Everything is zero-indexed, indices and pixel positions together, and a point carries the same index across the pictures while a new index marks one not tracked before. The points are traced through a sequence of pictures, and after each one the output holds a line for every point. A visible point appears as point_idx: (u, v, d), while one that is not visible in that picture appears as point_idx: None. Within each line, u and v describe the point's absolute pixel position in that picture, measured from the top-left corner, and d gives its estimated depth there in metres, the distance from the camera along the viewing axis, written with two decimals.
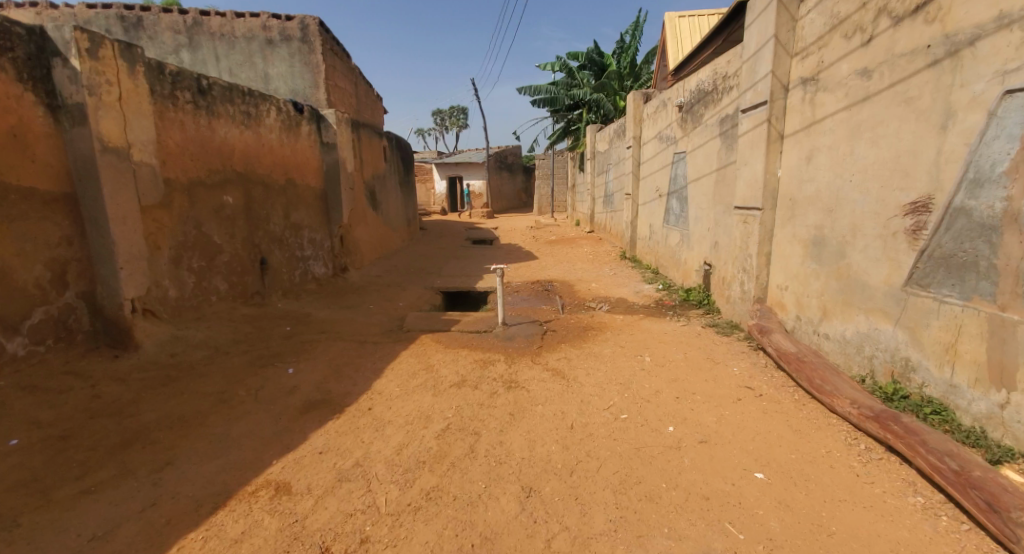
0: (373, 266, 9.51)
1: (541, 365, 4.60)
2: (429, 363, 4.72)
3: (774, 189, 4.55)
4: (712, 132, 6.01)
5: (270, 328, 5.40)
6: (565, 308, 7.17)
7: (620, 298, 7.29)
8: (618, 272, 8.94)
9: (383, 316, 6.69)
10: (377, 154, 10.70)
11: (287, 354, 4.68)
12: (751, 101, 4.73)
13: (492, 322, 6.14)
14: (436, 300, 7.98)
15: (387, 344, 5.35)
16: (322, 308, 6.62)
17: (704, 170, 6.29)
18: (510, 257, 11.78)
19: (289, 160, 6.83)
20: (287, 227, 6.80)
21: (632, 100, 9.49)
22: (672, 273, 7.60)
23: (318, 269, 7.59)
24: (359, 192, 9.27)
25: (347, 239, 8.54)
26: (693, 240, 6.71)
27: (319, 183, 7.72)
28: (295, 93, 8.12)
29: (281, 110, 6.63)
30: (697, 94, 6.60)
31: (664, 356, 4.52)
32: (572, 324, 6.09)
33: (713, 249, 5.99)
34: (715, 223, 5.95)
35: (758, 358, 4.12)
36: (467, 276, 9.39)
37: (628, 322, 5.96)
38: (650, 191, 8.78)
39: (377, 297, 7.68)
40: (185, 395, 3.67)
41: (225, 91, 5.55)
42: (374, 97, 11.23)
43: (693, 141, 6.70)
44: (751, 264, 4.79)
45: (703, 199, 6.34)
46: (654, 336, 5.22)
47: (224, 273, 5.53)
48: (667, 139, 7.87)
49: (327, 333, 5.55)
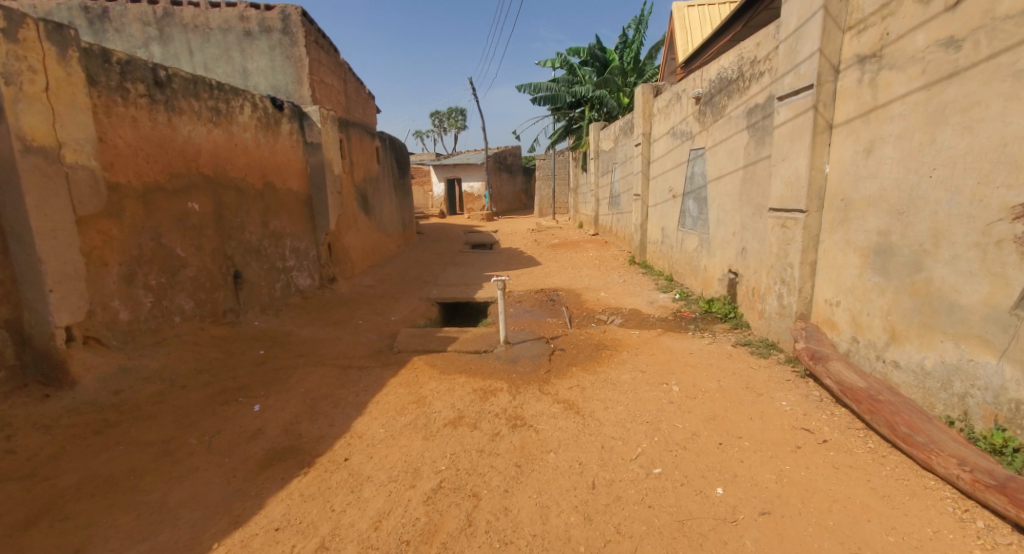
0: (365, 275, 8.86)
1: (551, 395, 3.95)
2: (422, 394, 4.06)
3: (822, 187, 3.91)
4: (737, 125, 5.38)
5: (242, 352, 4.75)
6: (572, 321, 6.52)
7: (633, 310, 6.64)
8: (629, 279, 8.28)
9: (374, 333, 6.03)
10: (369, 156, 10.07)
11: (256, 386, 4.02)
12: (791, 86, 4.12)
13: (494, 340, 5.48)
14: (432, 313, 7.32)
15: (376, 369, 4.70)
16: (305, 326, 5.97)
17: (728, 168, 5.66)
18: (512, 262, 11.13)
19: (268, 162, 6.19)
20: (266, 235, 6.15)
21: (641, 93, 8.82)
22: (689, 281, 6.95)
23: (302, 280, 6.95)
24: (349, 196, 8.65)
25: (335, 248, 7.90)
26: (714, 245, 6.07)
27: (304, 187, 7.08)
28: (277, 90, 7.50)
29: (258, 106, 6.00)
30: (716, 83, 5.97)
31: (694, 385, 3.87)
32: (582, 342, 5.43)
33: (740, 256, 5.34)
34: (743, 227, 5.30)
35: (812, 390, 3.46)
36: (466, 285, 8.74)
37: (645, 339, 5.30)
38: (663, 191, 8.12)
39: (367, 311, 7.02)
40: (121, 446, 3.06)
41: (189, 85, 4.92)
42: (365, 96, 10.63)
43: (713, 136, 6.05)
44: (791, 274, 4.15)
45: (726, 199, 5.70)
46: (678, 358, 4.56)
47: (190, 290, 4.88)
48: (681, 134, 7.21)
49: (307, 357, 4.89)
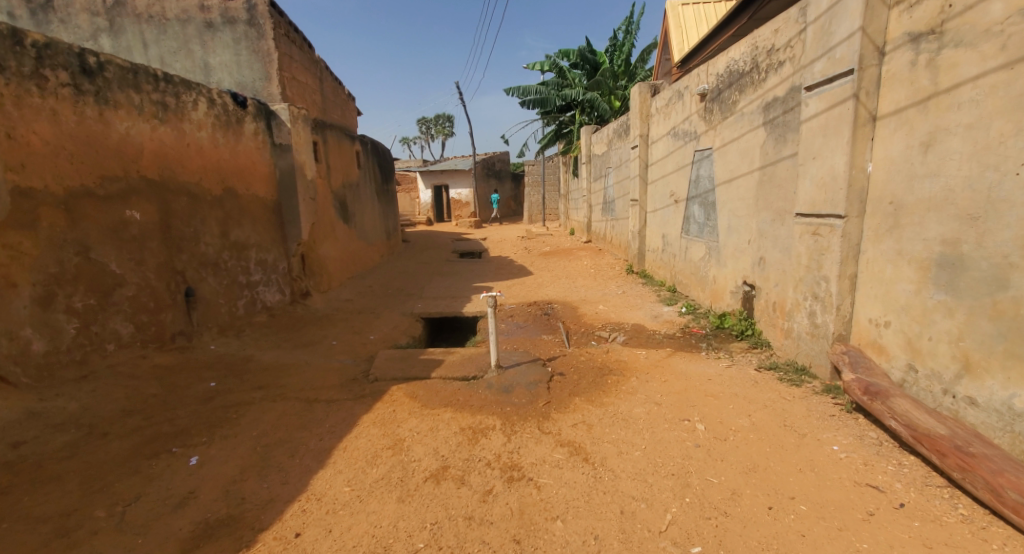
0: (342, 288, 8.18)
1: (553, 436, 3.33)
2: (398, 437, 3.41)
3: (863, 189, 3.35)
4: (752, 121, 4.84)
5: (188, 385, 4.08)
6: (570, 340, 5.91)
7: (636, 325, 6.07)
8: (628, 291, 7.72)
9: (348, 356, 5.37)
10: (348, 160, 9.41)
11: (196, 429, 3.37)
12: (823, 72, 3.57)
13: (484, 363, 4.84)
14: (416, 331, 6.66)
15: (346, 403, 4.04)
16: (269, 350, 5.30)
17: (741, 170, 5.11)
18: (501, 271, 10.51)
19: (227, 164, 5.55)
20: (224, 247, 5.49)
21: (637, 93, 8.27)
22: (696, 293, 6.39)
23: (269, 296, 6.26)
24: (324, 203, 7.97)
25: (308, 259, 7.22)
26: (724, 253, 5.52)
27: (271, 192, 6.41)
28: (241, 87, 6.84)
29: (214, 102, 5.37)
30: (724, 77, 5.43)
31: (720, 422, 3.27)
32: (584, 365, 4.82)
33: (757, 267, 4.79)
34: (760, 234, 4.75)
35: (866, 430, 2.94)
36: (453, 298, 8.09)
37: (654, 361, 4.70)
38: (663, 196, 7.58)
39: (343, 329, 6.34)
40: (4, 524, 2.37)
41: (127, 75, 4.30)
42: (343, 97, 9.98)
43: (721, 135, 5.51)
44: (826, 290, 3.60)
45: (739, 204, 5.15)
46: (695, 385, 3.96)
47: (127, 311, 4.21)
48: (683, 135, 6.68)
49: (266, 388, 4.22)
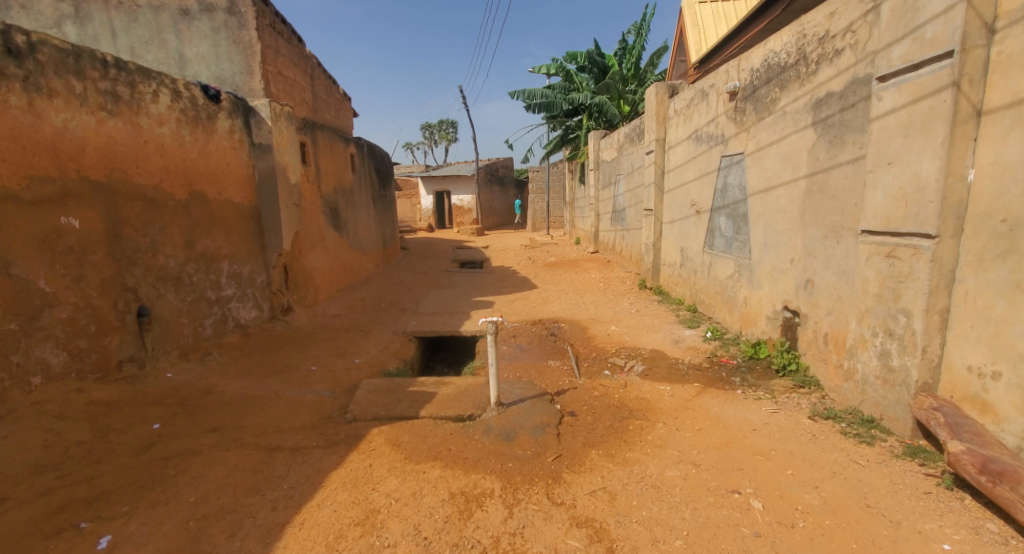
0: (330, 301, 7.51)
1: (568, 509, 2.64)
2: (372, 508, 2.71)
3: (962, 202, 2.70)
4: (797, 122, 4.14)
5: (126, 428, 3.43)
6: (580, 369, 5.20)
7: (654, 351, 5.39)
8: (644, 309, 7.02)
9: (326, 386, 4.68)
10: (340, 163, 8.76)
11: (119, 493, 2.73)
12: (906, 57, 2.94)
13: (482, 400, 4.16)
14: (408, 354, 5.97)
15: (314, 452, 3.35)
16: (236, 379, 4.63)
17: (781, 178, 4.40)
18: (504, 284, 9.83)
19: (195, 166, 4.92)
20: (189, 259, 4.85)
21: (654, 94, 7.56)
22: (721, 314, 5.68)
23: (242, 313, 5.61)
24: (311, 209, 7.31)
25: (289, 271, 6.55)
26: (759, 273, 4.81)
27: (249, 197, 5.74)
28: (220, 81, 6.22)
29: (180, 95, 4.73)
30: (760, 73, 4.75)
31: (779, 497, 2.56)
32: (597, 404, 4.11)
33: (804, 290, 4.09)
34: (806, 253, 4.05)
35: (983, 521, 2.28)
36: (451, 314, 7.41)
37: (681, 401, 3.98)
38: (682, 205, 6.88)
39: (325, 351, 5.66)
40: None
41: (67, 58, 3.74)
42: (338, 97, 9.36)
43: (756, 138, 4.81)
44: (906, 327, 2.92)
45: (779, 217, 4.44)
46: (737, 438, 3.25)
47: (60, 337, 3.64)
48: (707, 139, 5.97)
49: (221, 431, 3.55)
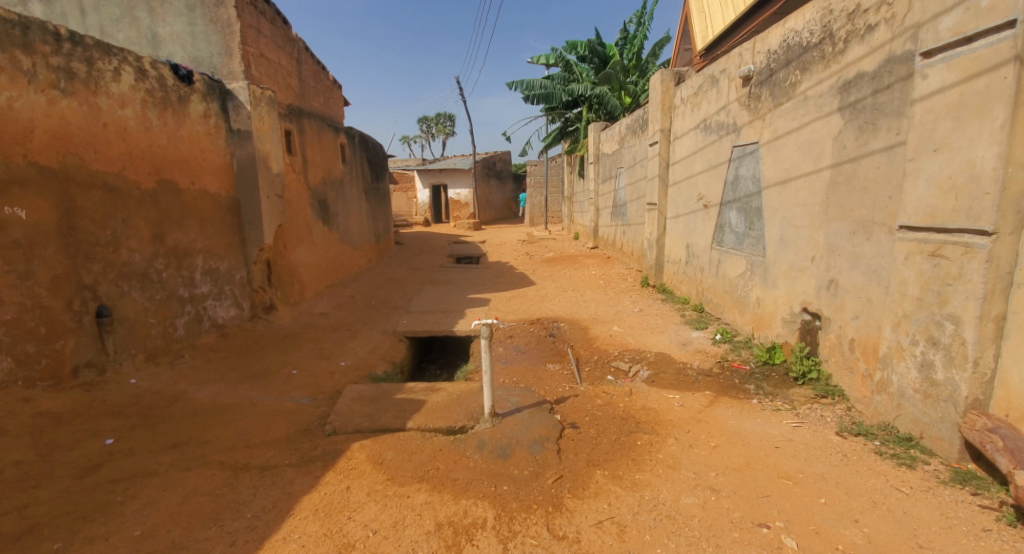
0: (316, 299, 7.13)
1: (571, 546, 2.32)
2: (346, 542, 2.38)
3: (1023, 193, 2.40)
4: (820, 106, 3.79)
5: (75, 443, 3.08)
6: (582, 374, 4.85)
7: (659, 354, 5.06)
8: (646, 308, 6.69)
9: (307, 393, 4.33)
10: (329, 154, 8.35)
11: (54, 526, 2.37)
12: (956, 29, 2.59)
13: (475, 410, 3.82)
14: (397, 356, 5.62)
15: (286, 472, 3.00)
16: (207, 384, 4.28)
17: (800, 169, 4.05)
18: (500, 280, 9.47)
19: (164, 152, 4.56)
20: (157, 254, 4.48)
21: (658, 81, 7.17)
22: (731, 315, 5.34)
23: (219, 312, 5.25)
24: (296, 201, 6.92)
25: (272, 266, 6.17)
26: (774, 271, 4.47)
27: (226, 188, 5.36)
28: (196, 63, 5.80)
29: (144, 75, 4.36)
30: (778, 54, 4.37)
31: (815, 534, 2.28)
32: (601, 414, 3.78)
33: (826, 291, 3.75)
34: (830, 250, 3.70)
35: None
36: (445, 313, 7.04)
37: (693, 412, 3.63)
38: (688, 199, 6.52)
39: (309, 353, 5.30)
40: None
41: (14, 30, 3.35)
42: (327, 84, 8.94)
43: (772, 126, 4.44)
44: (955, 335, 2.61)
45: (798, 211, 4.09)
46: (758, 458, 2.91)
47: (3, 342, 3.29)
48: (717, 128, 5.61)
49: (182, 447, 3.20)
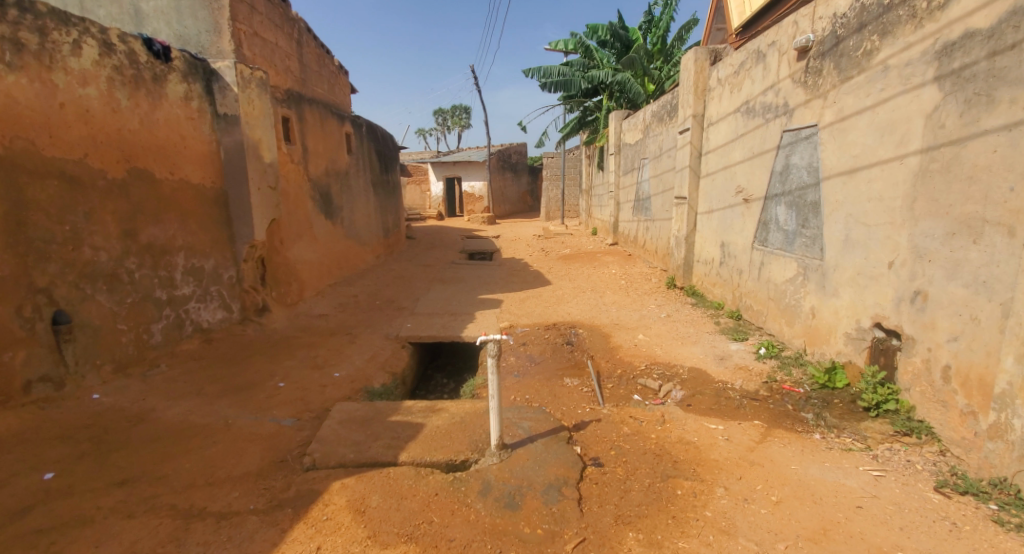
0: (316, 298, 6.62)
1: None
2: None
3: None
4: (910, 76, 3.12)
5: (6, 480, 2.64)
6: (604, 392, 4.24)
7: (694, 369, 4.42)
8: (675, 314, 6.03)
9: (291, 411, 3.80)
10: (333, 142, 7.81)
11: None
12: None
13: (480, 440, 3.24)
14: (398, 365, 5.08)
15: (248, 522, 2.46)
16: (180, 399, 3.78)
17: (876, 156, 3.38)
18: (514, 279, 8.86)
19: (136, 138, 4.07)
20: (129, 252, 3.99)
21: (692, 60, 6.43)
22: (776, 326, 4.67)
23: (205, 316, 4.75)
24: (294, 193, 6.39)
25: (265, 265, 5.66)
26: (835, 277, 3.80)
27: (212, 178, 4.83)
28: (182, 41, 5.29)
29: (110, 49, 3.88)
30: (848, 18, 3.69)
31: None
32: (630, 448, 3.17)
33: (909, 305, 3.09)
34: (916, 254, 3.05)
35: None
36: (453, 316, 6.47)
37: (742, 450, 3.00)
38: (725, 193, 5.83)
39: (300, 362, 4.77)
40: None
41: None
42: (333, 69, 8.40)
43: (838, 104, 3.77)
44: None
45: (872, 206, 3.42)
46: (838, 524, 2.28)
47: None
48: (762, 110, 4.91)
49: (132, 485, 2.72)
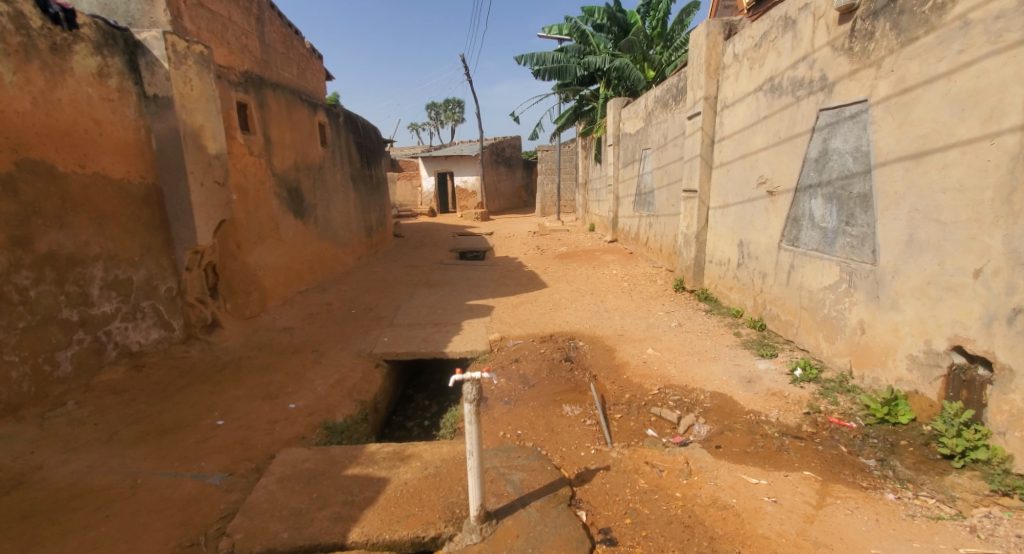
0: (281, 308, 5.85)
1: None
2: None
3: None
4: (1005, 30, 2.44)
5: None
6: (613, 425, 3.51)
7: (719, 395, 3.69)
8: (689, 323, 5.31)
9: (225, 461, 3.05)
10: (302, 133, 7.01)
11: None
12: None
13: (457, 506, 2.50)
14: (368, 391, 4.33)
15: None
16: (84, 448, 3.01)
17: (953, 135, 2.71)
18: (507, 281, 8.11)
19: (28, 122, 3.29)
20: (21, 264, 3.22)
21: (702, 34, 5.68)
22: (812, 340, 3.97)
23: (135, 336, 3.98)
24: (252, 189, 5.60)
25: (216, 273, 4.89)
26: (894, 286, 3.10)
27: (142, 173, 4.04)
28: (109, 10, 4.52)
29: None
30: None
31: None
32: (651, 513, 2.46)
33: (1009, 326, 2.43)
34: (1017, 261, 2.40)
35: None
36: (436, 327, 5.72)
37: (797, 522, 2.31)
38: (743, 184, 5.12)
39: (250, 391, 4.00)
40: None
41: None
42: (303, 52, 7.59)
43: (897, 73, 3.08)
44: None
45: (948, 199, 2.74)
46: None
47: None
48: (791, 87, 4.20)
49: None
